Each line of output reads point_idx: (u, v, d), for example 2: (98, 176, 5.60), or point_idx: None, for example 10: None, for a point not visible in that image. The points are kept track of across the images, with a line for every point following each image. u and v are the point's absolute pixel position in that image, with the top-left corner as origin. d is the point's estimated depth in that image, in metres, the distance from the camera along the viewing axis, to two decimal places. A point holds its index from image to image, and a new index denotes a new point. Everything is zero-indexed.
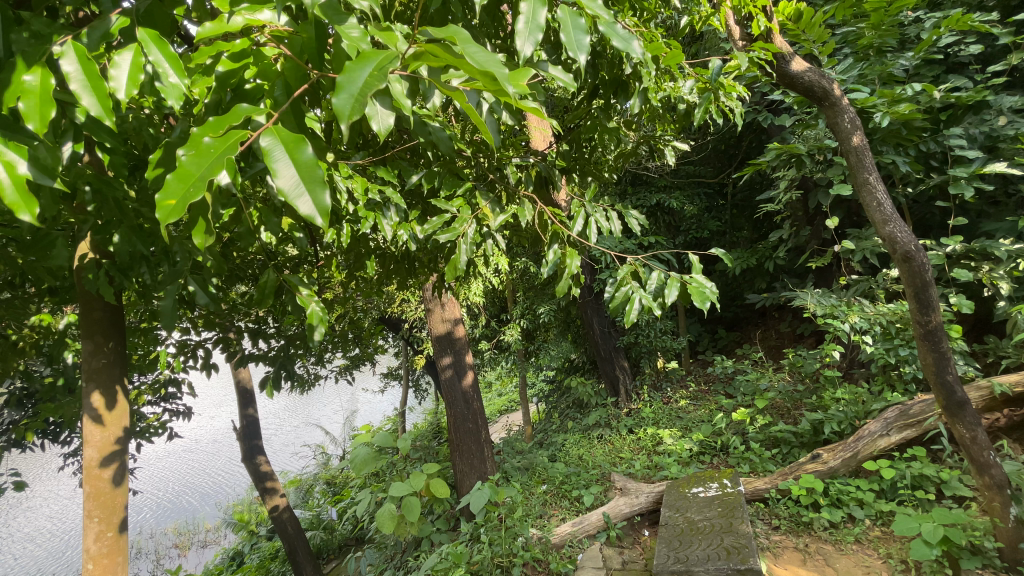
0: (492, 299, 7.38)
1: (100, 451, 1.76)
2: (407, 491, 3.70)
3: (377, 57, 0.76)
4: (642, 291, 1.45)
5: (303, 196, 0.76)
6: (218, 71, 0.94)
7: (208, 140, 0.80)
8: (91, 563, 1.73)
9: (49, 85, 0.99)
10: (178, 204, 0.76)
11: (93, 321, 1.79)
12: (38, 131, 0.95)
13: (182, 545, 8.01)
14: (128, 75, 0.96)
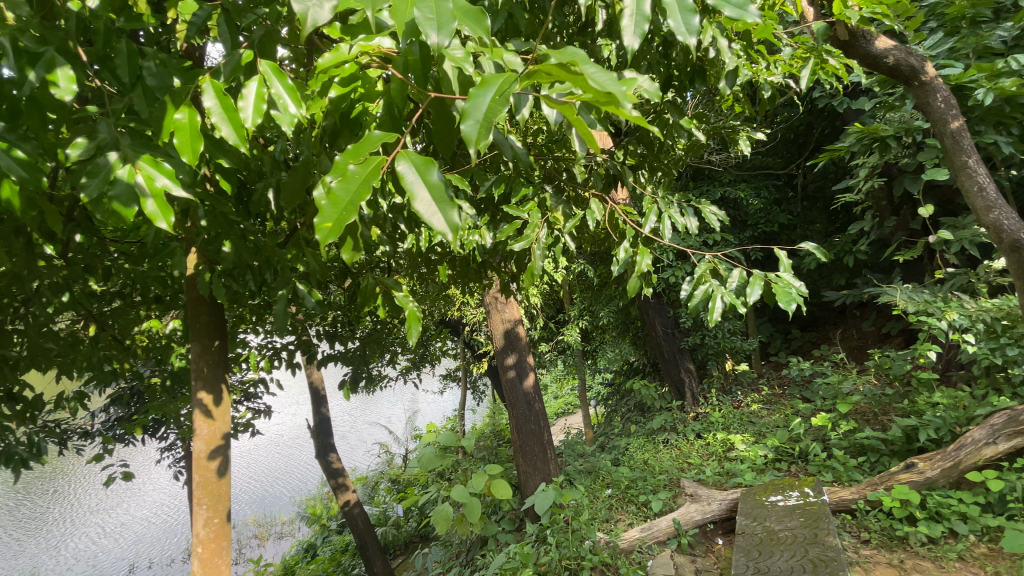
0: (549, 301, 7.40)
1: (207, 444, 1.87)
2: (472, 492, 3.76)
3: (498, 81, 0.74)
4: (723, 289, 1.40)
5: (437, 216, 0.78)
6: (331, 97, 0.97)
7: (354, 167, 0.82)
8: (201, 546, 1.85)
9: (196, 121, 1.06)
10: (333, 224, 0.78)
11: (201, 326, 1.89)
12: (192, 163, 1.05)
13: (262, 535, 8.41)
14: (254, 104, 1.01)
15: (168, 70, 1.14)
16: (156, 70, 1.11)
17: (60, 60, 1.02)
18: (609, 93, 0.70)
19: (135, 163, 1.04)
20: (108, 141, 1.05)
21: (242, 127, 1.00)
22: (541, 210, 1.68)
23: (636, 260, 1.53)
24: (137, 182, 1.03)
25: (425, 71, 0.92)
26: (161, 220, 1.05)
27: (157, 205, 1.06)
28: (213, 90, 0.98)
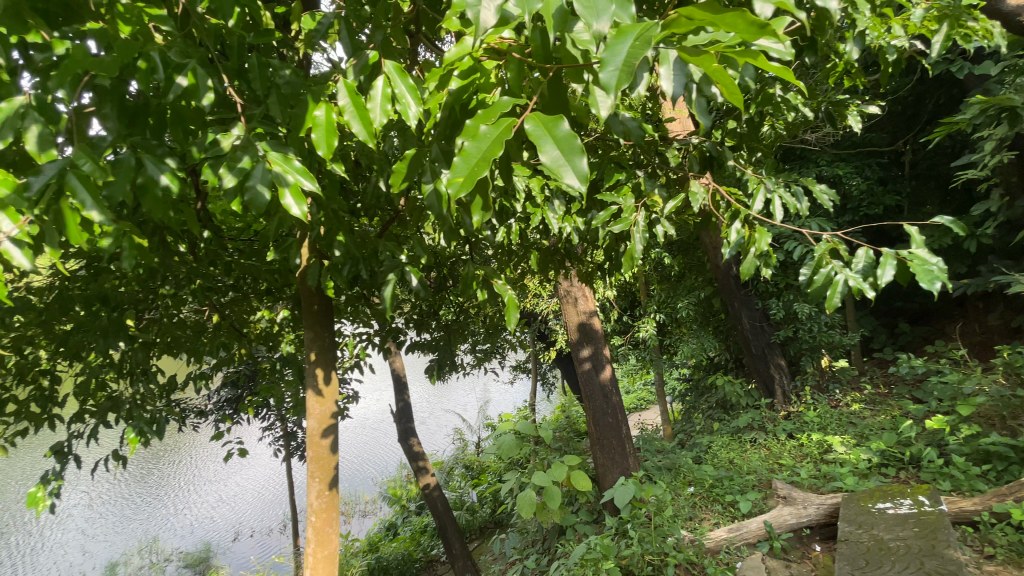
0: (623, 293, 7.27)
1: (320, 422, 2.03)
2: (550, 480, 3.79)
3: (635, 26, 0.68)
4: (850, 270, 1.31)
5: (574, 163, 0.75)
6: (453, 91, 0.94)
7: (485, 128, 0.81)
8: (314, 516, 2.00)
9: (332, 117, 1.13)
10: (466, 176, 0.78)
11: (312, 315, 2.05)
12: (327, 156, 1.11)
13: (347, 513, 8.88)
14: (382, 104, 1.06)
15: (296, 76, 1.23)
16: (290, 78, 1.21)
17: (200, 71, 1.11)
18: (761, 26, 0.66)
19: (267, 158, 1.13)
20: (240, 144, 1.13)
21: (371, 122, 1.06)
22: (637, 195, 1.64)
23: (756, 240, 1.48)
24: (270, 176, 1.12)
25: (550, 54, 0.83)
26: (293, 209, 1.13)
27: (293, 197, 1.14)
28: (346, 90, 1.04)
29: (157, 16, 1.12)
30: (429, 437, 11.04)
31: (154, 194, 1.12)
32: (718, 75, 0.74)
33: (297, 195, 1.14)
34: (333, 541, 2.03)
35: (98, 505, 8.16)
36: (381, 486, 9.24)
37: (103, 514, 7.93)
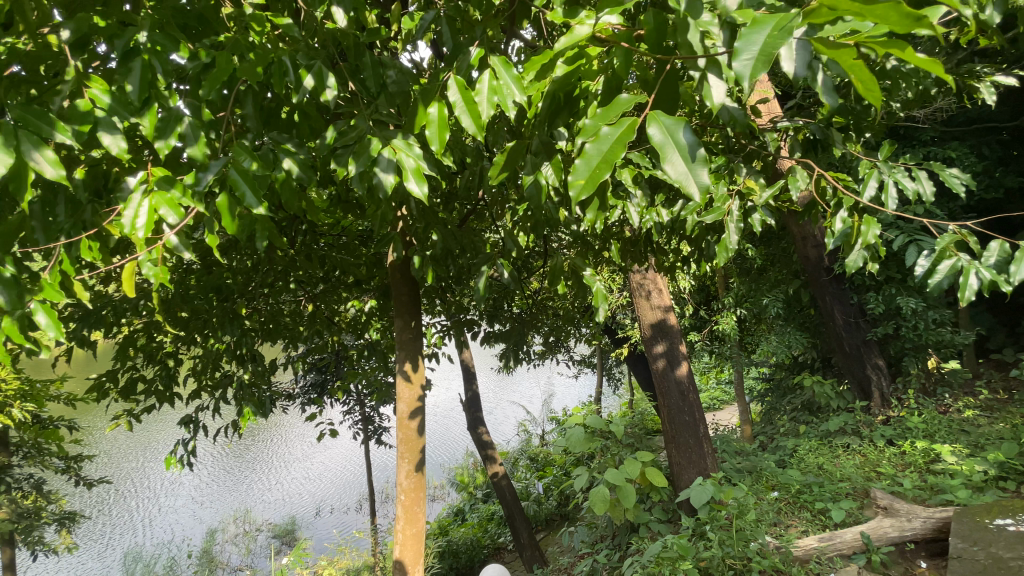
0: (699, 287, 6.98)
1: (409, 405, 2.12)
2: (623, 476, 3.72)
3: (775, 17, 0.64)
4: (983, 264, 1.18)
5: (698, 176, 0.71)
6: (558, 77, 0.89)
7: (605, 128, 0.76)
8: (404, 494, 2.10)
9: (445, 114, 1.10)
10: (588, 179, 0.75)
11: (402, 303, 2.15)
12: (438, 153, 1.07)
13: None
14: (487, 97, 1.06)
15: (404, 73, 1.31)
16: (398, 77, 1.28)
17: (324, 69, 1.19)
18: (918, 14, 0.57)
19: (391, 145, 1.19)
20: (364, 132, 1.22)
21: (479, 117, 1.07)
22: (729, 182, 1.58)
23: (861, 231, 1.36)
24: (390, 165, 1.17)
25: (660, 40, 0.82)
26: (411, 183, 1.14)
27: (415, 178, 1.17)
28: (457, 86, 1.06)
29: (281, 24, 1.20)
30: (496, 427, 11.23)
31: (291, 183, 1.28)
32: (856, 71, 0.66)
33: (418, 176, 1.16)
34: (420, 520, 2.12)
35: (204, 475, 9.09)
36: (449, 473, 9.48)
37: (209, 483, 8.92)
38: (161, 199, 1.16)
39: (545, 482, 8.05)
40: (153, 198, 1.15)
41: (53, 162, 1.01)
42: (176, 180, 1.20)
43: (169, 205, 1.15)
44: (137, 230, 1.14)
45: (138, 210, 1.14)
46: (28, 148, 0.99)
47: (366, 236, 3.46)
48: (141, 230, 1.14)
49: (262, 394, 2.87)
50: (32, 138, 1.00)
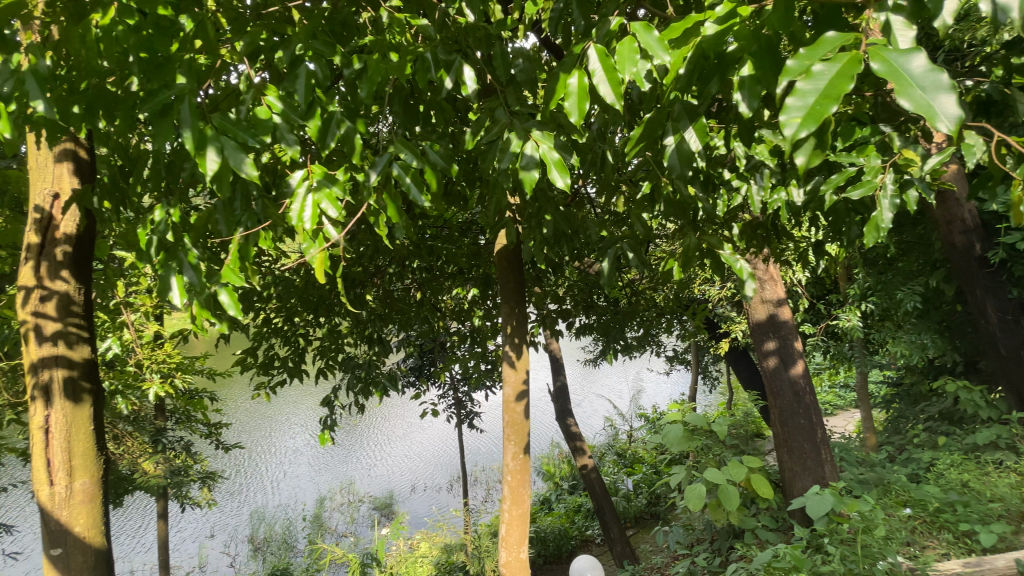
0: (814, 279, 6.37)
1: (514, 388, 2.17)
2: (723, 477, 3.39)
3: None
4: None
5: (944, 101, 0.63)
6: (708, 36, 0.88)
7: (818, 65, 0.70)
8: (510, 475, 2.15)
9: (585, 84, 1.05)
10: (805, 117, 0.68)
11: (508, 290, 2.19)
12: (578, 123, 1.03)
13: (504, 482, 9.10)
14: (627, 63, 1.02)
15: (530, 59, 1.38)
16: (525, 65, 1.36)
17: (461, 64, 1.26)
18: None
19: (534, 138, 1.23)
20: (506, 124, 1.28)
21: (619, 83, 1.02)
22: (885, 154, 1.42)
23: None
24: (536, 154, 1.21)
25: None
26: (558, 179, 1.15)
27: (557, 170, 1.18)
28: (599, 51, 1.03)
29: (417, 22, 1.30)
30: (585, 421, 11.12)
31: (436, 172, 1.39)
32: None
33: (558, 167, 1.17)
34: (525, 502, 2.16)
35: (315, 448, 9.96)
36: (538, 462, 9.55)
37: (321, 455, 9.77)
38: (322, 194, 1.26)
39: (635, 479, 7.84)
40: (319, 195, 1.26)
41: (249, 164, 1.14)
42: (335, 178, 1.31)
43: (331, 202, 1.25)
44: (304, 222, 1.24)
45: (304, 203, 1.26)
46: (234, 152, 1.12)
47: (467, 226, 3.56)
48: (307, 222, 1.24)
49: (375, 375, 3.09)
50: (231, 142, 1.13)
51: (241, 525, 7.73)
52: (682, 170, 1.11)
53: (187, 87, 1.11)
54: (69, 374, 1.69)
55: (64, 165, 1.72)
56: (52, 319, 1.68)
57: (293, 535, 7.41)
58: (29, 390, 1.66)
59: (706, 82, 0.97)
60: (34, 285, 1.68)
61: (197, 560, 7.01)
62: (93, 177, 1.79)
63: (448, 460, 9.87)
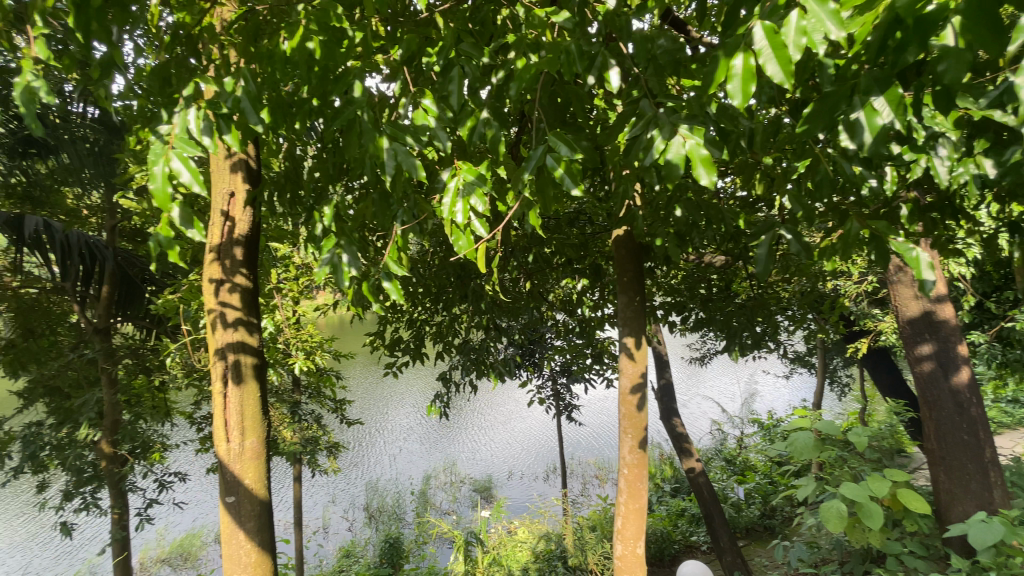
0: (979, 274, 5.46)
1: (632, 381, 2.15)
2: (865, 495, 2.99)
3: None
4: None
5: None
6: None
7: None
8: (626, 467, 2.13)
9: (751, 65, 1.01)
10: None
11: (624, 281, 2.21)
12: (741, 109, 1.00)
13: (602, 478, 8.95)
14: (795, 40, 0.93)
15: (676, 41, 1.33)
16: (667, 45, 1.32)
17: (607, 59, 1.28)
18: None
19: (681, 132, 1.17)
20: (651, 117, 1.23)
21: (789, 63, 0.94)
22: None
23: None
24: (683, 149, 1.14)
25: None
26: (705, 179, 1.11)
27: (703, 169, 1.13)
28: (765, 30, 0.97)
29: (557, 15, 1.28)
30: (691, 422, 10.61)
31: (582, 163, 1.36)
32: None
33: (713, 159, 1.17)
34: (642, 497, 2.13)
35: (420, 429, 10.55)
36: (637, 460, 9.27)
37: (428, 436, 10.36)
38: (472, 191, 1.32)
39: (746, 488, 7.30)
40: (468, 192, 1.32)
41: (417, 166, 1.26)
42: (482, 175, 1.36)
43: (479, 196, 1.31)
44: (455, 217, 1.32)
45: (456, 201, 1.33)
46: (405, 156, 1.25)
47: (576, 217, 3.59)
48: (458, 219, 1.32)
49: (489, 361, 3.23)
50: (400, 146, 1.27)
51: (359, 493, 8.46)
52: (876, 147, 1.06)
53: (360, 101, 1.27)
54: (247, 357, 1.97)
55: (238, 174, 1.98)
56: (233, 305, 1.96)
57: (402, 507, 7.96)
58: (216, 370, 1.95)
59: (901, 52, 0.86)
60: (221, 280, 1.96)
61: (321, 521, 7.79)
62: (258, 185, 2.05)
63: (547, 451, 9.96)
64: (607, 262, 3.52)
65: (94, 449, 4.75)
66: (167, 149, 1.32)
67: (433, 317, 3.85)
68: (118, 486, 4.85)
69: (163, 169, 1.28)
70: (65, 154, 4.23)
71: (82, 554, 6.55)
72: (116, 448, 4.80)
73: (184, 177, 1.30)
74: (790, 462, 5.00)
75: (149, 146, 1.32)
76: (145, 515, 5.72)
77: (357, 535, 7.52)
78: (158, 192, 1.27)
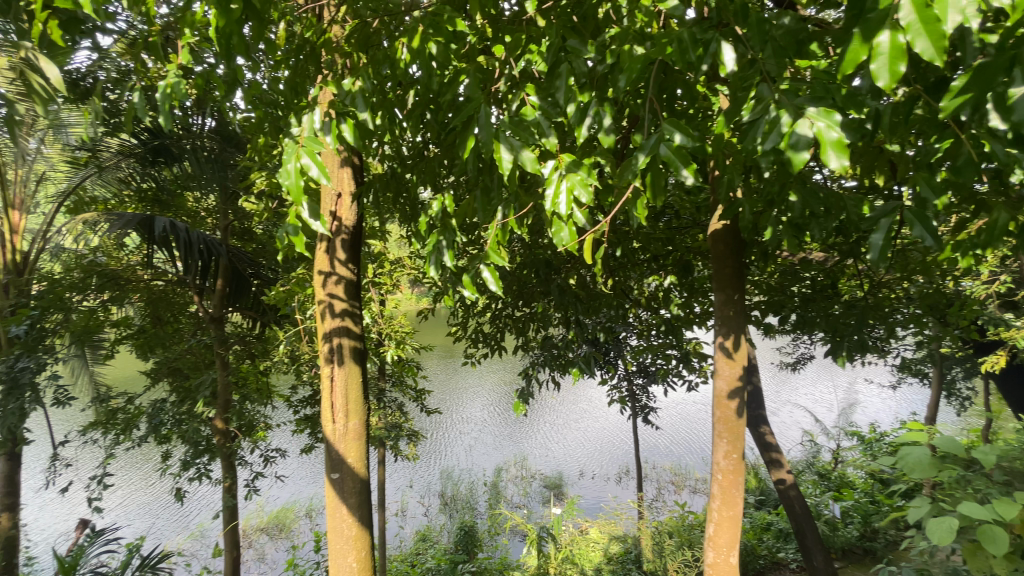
0: None
1: (728, 383, 2.09)
2: (990, 516, 2.66)
3: None
4: None
5: None
6: None
7: None
8: (721, 473, 2.10)
9: (899, 41, 0.91)
10: None
11: (725, 277, 2.13)
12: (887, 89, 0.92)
13: (678, 484, 8.62)
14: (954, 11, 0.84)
15: (798, 20, 1.23)
16: (791, 23, 1.23)
17: (718, 42, 1.21)
18: None
19: (810, 116, 1.13)
20: (772, 99, 1.19)
21: (943, 39, 0.85)
22: None
23: None
24: (812, 131, 1.10)
25: None
26: (838, 164, 1.08)
27: (834, 153, 1.09)
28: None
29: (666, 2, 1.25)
30: (780, 431, 9.92)
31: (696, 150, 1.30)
32: None
33: (837, 150, 1.09)
34: (737, 505, 2.09)
35: (495, 423, 10.74)
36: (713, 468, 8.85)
37: (502, 429, 10.53)
38: (576, 182, 1.33)
39: (842, 506, 6.62)
40: (573, 183, 1.33)
41: (531, 160, 1.31)
42: (585, 165, 1.36)
43: (583, 187, 1.31)
44: (559, 208, 1.33)
45: (559, 191, 1.34)
46: (519, 148, 1.31)
47: (661, 212, 3.52)
48: (561, 208, 1.33)
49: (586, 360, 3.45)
50: (513, 141, 1.33)
51: (435, 480, 8.78)
52: None
53: (478, 96, 1.35)
54: (352, 342, 2.12)
55: (345, 171, 2.14)
56: (340, 297, 2.12)
57: (475, 497, 8.16)
58: (324, 354, 2.12)
59: None
60: (327, 271, 2.13)
61: (400, 504, 8.17)
62: (362, 182, 2.20)
63: (621, 452, 9.75)
64: (696, 259, 3.39)
65: (210, 425, 5.29)
66: (298, 147, 1.48)
67: (515, 312, 3.90)
68: (228, 459, 5.36)
69: (296, 165, 1.44)
70: (190, 161, 4.75)
71: (195, 517, 7.45)
72: (228, 425, 5.32)
73: (314, 172, 1.44)
74: (899, 482, 4.51)
75: (284, 146, 1.49)
76: (252, 487, 6.29)
77: (432, 520, 7.79)
78: (291, 187, 1.43)
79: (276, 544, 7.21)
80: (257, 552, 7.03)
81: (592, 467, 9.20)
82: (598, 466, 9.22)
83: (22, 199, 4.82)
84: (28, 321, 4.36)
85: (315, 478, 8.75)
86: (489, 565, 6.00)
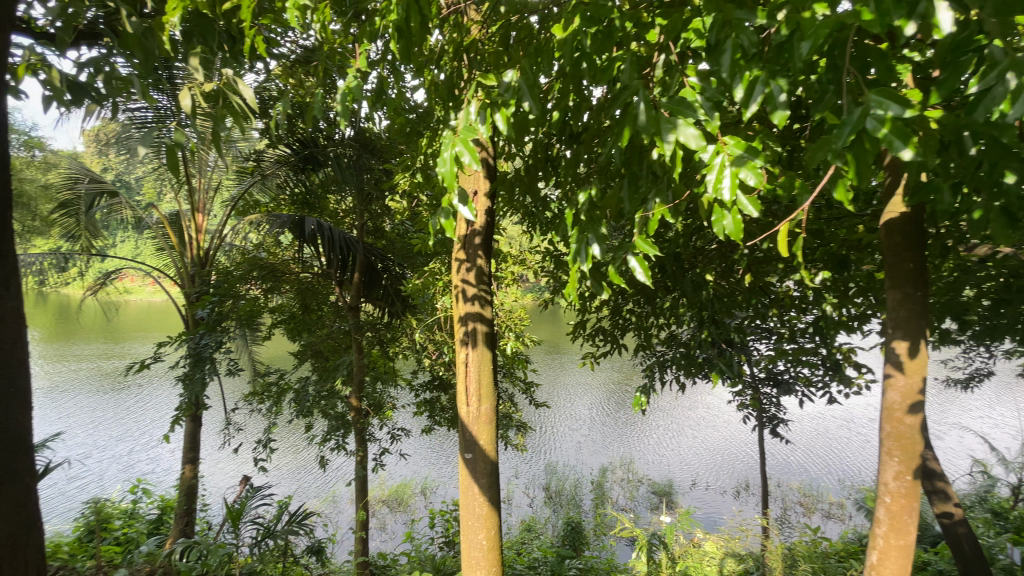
0: None
1: (903, 396, 1.85)
2: None
3: None
4: None
5: None
6: None
7: None
8: (890, 495, 1.89)
9: None
10: None
11: (904, 273, 1.88)
12: None
13: (807, 506, 7.77)
14: None
15: None
16: None
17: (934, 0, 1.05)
18: None
19: None
20: (1010, 60, 1.04)
21: None
22: None
23: None
24: None
25: None
26: None
27: None
28: None
29: None
30: (947, 458, 8.48)
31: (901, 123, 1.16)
32: None
33: None
34: (910, 533, 1.88)
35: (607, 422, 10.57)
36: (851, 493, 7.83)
37: (613, 429, 10.33)
38: (742, 163, 1.27)
39: None
40: (738, 165, 1.27)
41: (693, 138, 1.27)
42: (753, 148, 1.30)
43: (752, 169, 1.26)
44: (722, 194, 1.27)
45: (723, 172, 1.28)
46: (681, 126, 1.28)
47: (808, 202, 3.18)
48: (725, 191, 1.27)
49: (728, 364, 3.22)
50: (671, 122, 1.30)
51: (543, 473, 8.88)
52: None
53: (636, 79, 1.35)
54: (486, 329, 2.23)
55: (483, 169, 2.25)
56: (472, 285, 2.24)
57: (580, 495, 8.10)
58: (458, 339, 2.25)
59: None
60: (463, 260, 2.26)
61: (507, 492, 8.34)
62: (497, 178, 2.30)
63: (741, 465, 9.04)
64: (852, 254, 3.00)
65: (346, 402, 5.85)
66: (455, 138, 1.59)
67: (635, 309, 3.78)
68: (361, 433, 5.89)
69: (451, 154, 1.55)
70: (334, 165, 5.30)
71: (331, 481, 8.42)
72: (361, 403, 5.84)
73: (465, 159, 1.52)
74: None
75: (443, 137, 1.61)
76: (378, 461, 6.85)
77: (536, 511, 7.85)
78: (446, 174, 1.55)
79: (395, 517, 7.81)
80: (380, 522, 7.67)
81: (708, 477, 8.65)
82: (714, 477, 8.65)
83: (204, 203, 5.67)
84: (210, 305, 5.26)
85: (434, 461, 9.32)
86: (596, 564, 5.87)
